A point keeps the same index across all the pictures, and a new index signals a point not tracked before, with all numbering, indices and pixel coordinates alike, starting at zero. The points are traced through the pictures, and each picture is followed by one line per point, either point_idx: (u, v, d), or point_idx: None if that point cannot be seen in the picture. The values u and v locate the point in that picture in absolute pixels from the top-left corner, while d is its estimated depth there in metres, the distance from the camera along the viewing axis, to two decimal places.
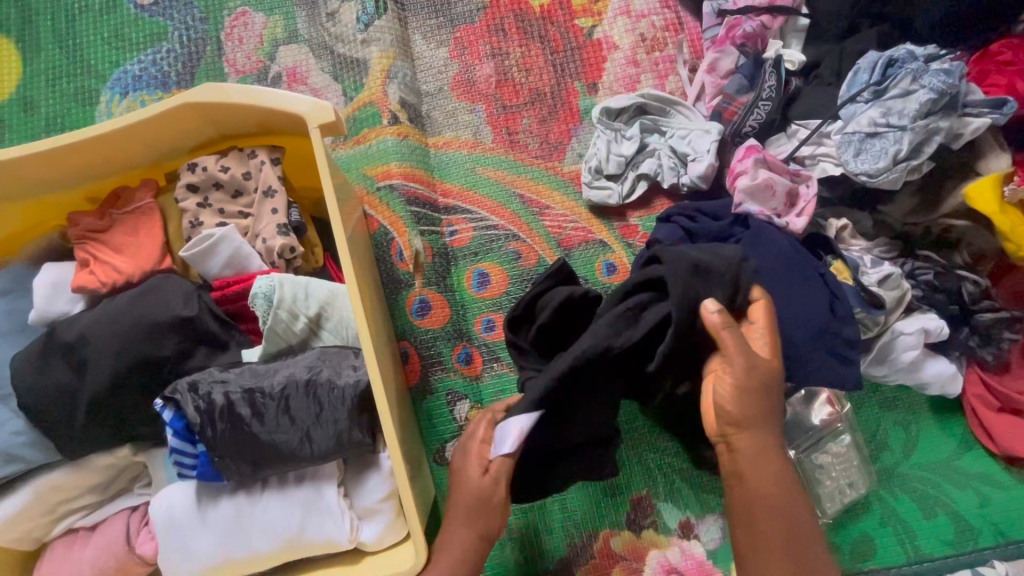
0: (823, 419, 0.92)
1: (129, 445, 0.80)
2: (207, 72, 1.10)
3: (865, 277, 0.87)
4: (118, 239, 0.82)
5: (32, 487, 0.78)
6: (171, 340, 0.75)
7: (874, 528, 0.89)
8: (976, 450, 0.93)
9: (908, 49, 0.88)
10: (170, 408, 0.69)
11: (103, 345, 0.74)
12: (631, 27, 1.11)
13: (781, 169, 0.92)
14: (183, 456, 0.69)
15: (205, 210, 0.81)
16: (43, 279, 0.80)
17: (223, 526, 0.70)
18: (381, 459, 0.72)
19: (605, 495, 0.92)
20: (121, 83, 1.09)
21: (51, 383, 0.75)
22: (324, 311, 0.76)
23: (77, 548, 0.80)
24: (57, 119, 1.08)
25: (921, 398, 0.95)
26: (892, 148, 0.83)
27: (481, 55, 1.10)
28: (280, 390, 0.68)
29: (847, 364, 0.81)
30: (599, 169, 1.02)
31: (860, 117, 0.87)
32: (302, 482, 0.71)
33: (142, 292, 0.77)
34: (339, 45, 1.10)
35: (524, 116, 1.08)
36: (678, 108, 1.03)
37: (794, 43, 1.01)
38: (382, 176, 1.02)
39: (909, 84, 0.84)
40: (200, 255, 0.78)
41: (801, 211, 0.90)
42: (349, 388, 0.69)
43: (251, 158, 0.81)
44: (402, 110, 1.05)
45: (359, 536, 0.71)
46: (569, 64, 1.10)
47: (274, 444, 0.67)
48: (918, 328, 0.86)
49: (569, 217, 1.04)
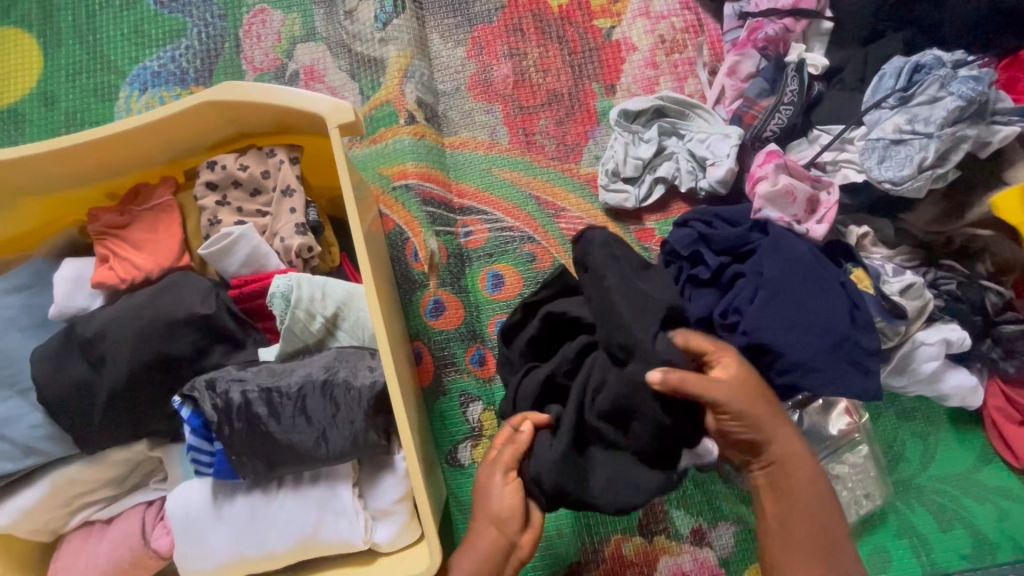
0: (842, 429, 0.90)
1: (146, 441, 0.80)
2: (225, 69, 1.10)
3: (886, 286, 0.85)
4: (137, 235, 0.82)
5: (49, 480, 0.79)
6: (189, 337, 0.76)
7: (889, 539, 0.88)
8: (996, 463, 0.91)
9: (936, 54, 0.86)
10: (188, 405, 0.69)
11: (122, 341, 0.75)
12: (651, 28, 1.10)
13: (801, 175, 0.91)
14: (201, 453, 0.69)
15: (223, 208, 0.81)
16: (63, 274, 0.81)
17: (238, 524, 0.70)
18: (396, 460, 0.72)
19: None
20: (141, 79, 1.10)
21: (70, 377, 0.76)
22: (341, 311, 0.76)
23: (92, 540, 0.81)
24: (77, 114, 1.08)
25: (939, 408, 0.94)
26: (918, 155, 0.82)
27: (498, 55, 1.09)
28: (297, 390, 0.68)
29: (867, 375, 0.80)
30: (616, 172, 1.01)
31: (885, 123, 0.86)
32: (317, 481, 0.71)
33: (162, 289, 0.77)
34: (356, 44, 1.10)
35: (542, 117, 1.07)
36: (698, 110, 1.02)
37: (816, 46, 1.00)
38: (397, 176, 1.02)
39: (936, 91, 0.83)
40: (219, 253, 0.78)
41: (821, 218, 0.89)
42: (366, 389, 0.69)
43: (270, 157, 0.81)
44: (419, 109, 1.05)
45: (373, 536, 0.71)
46: (587, 65, 1.09)
47: (290, 444, 0.67)
48: (939, 339, 0.85)
49: (584, 219, 1.03)
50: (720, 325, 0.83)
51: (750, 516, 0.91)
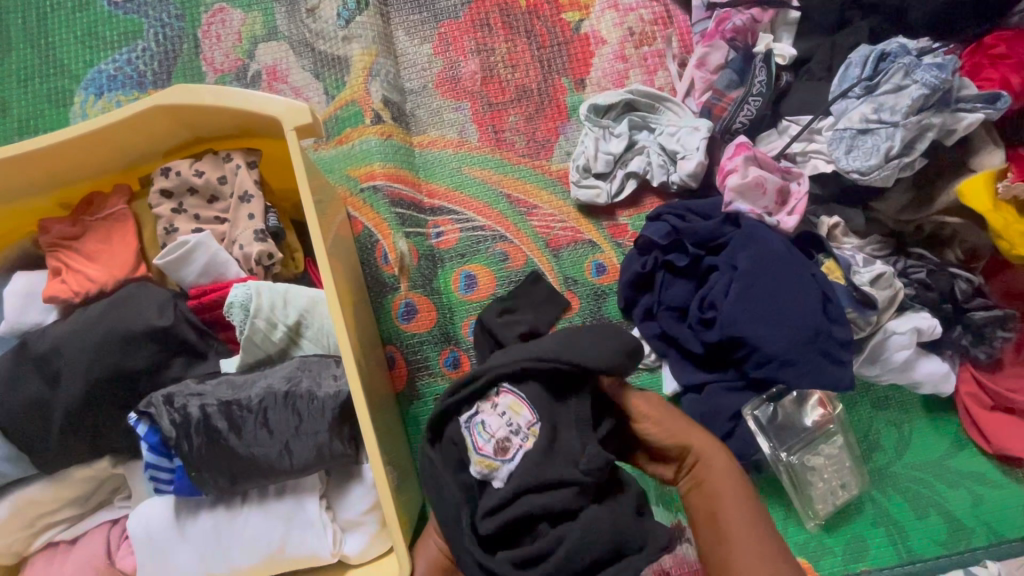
0: (816, 420, 0.90)
1: (109, 457, 0.78)
2: (184, 71, 1.07)
3: (857, 277, 0.85)
4: (91, 247, 0.79)
5: (10, 501, 0.77)
6: (146, 350, 0.73)
7: (865, 527, 0.88)
8: (970, 449, 0.92)
9: (901, 42, 0.85)
10: (145, 422, 0.66)
11: (77, 357, 0.72)
12: (619, 21, 1.08)
13: (771, 167, 0.90)
14: (159, 471, 0.67)
15: (180, 216, 0.78)
16: (14, 288, 0.78)
17: (203, 541, 0.68)
18: (363, 470, 0.71)
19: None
20: (96, 83, 1.06)
21: (24, 397, 0.73)
22: (304, 318, 0.74)
23: (57, 562, 0.79)
24: (30, 121, 1.05)
25: (913, 396, 0.94)
26: (884, 144, 0.81)
27: (465, 51, 1.07)
28: (259, 403, 0.66)
29: (840, 366, 0.81)
30: (587, 168, 1.00)
31: (852, 113, 0.85)
32: (283, 495, 0.69)
33: (116, 302, 0.74)
34: (319, 42, 1.07)
35: (511, 113, 1.05)
36: (668, 104, 1.01)
37: (784, 36, 0.99)
38: (365, 177, 1.00)
39: (901, 79, 0.82)
40: (175, 263, 0.75)
41: (792, 209, 0.88)
42: (329, 399, 0.67)
43: (226, 162, 0.78)
44: (385, 109, 1.03)
45: (342, 548, 0.69)
46: (556, 60, 1.07)
47: (253, 458, 0.66)
48: (910, 327, 0.85)
49: (557, 216, 1.02)
50: (698, 318, 0.87)
51: None
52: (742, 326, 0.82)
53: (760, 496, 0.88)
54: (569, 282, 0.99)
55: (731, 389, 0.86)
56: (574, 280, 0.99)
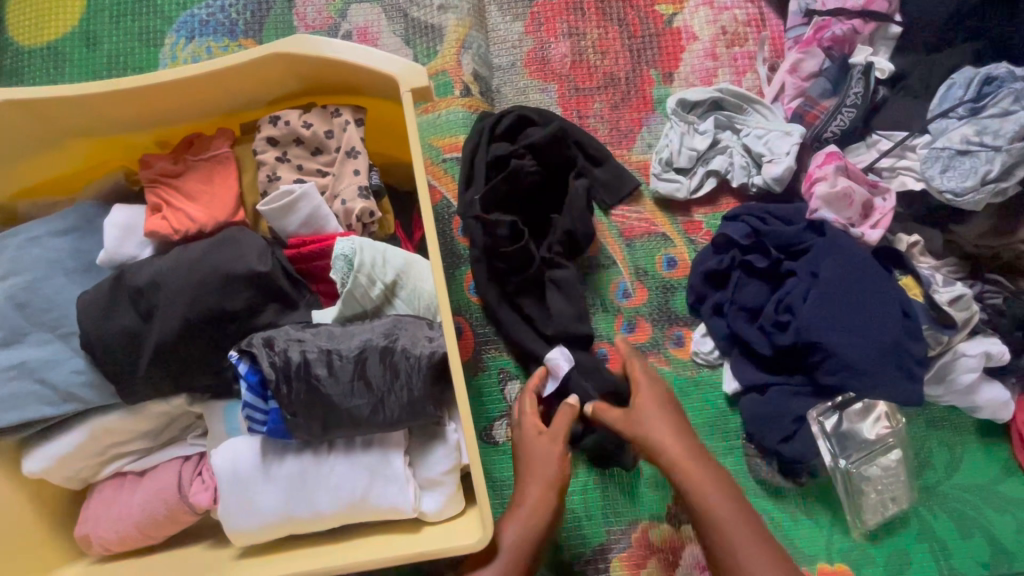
0: (877, 434, 0.91)
1: (186, 396, 0.79)
2: (276, 24, 1.07)
3: (937, 295, 0.86)
4: (191, 186, 0.80)
5: (87, 427, 0.79)
6: (244, 294, 0.74)
7: (910, 540, 0.90)
8: (1018, 475, 0.93)
9: (1009, 67, 0.86)
10: (246, 361, 0.68)
11: (176, 293, 0.73)
12: (712, 18, 1.08)
13: (859, 180, 0.91)
14: (256, 411, 0.68)
15: (282, 165, 0.79)
16: (112, 221, 0.78)
17: (289, 484, 0.70)
18: (447, 432, 0.72)
19: (651, 474, 0.92)
20: (188, 27, 1.06)
21: (117, 326, 0.74)
22: (400, 279, 0.75)
23: (126, 490, 0.81)
24: (119, 57, 1.05)
25: (967, 418, 0.95)
26: (983, 167, 0.82)
27: (557, 32, 1.07)
28: (357, 354, 0.68)
29: (912, 381, 0.82)
30: (670, 161, 1.00)
31: (953, 133, 0.86)
32: (369, 447, 0.70)
33: (217, 243, 0.76)
34: (413, 9, 1.07)
35: (596, 100, 1.05)
36: (757, 105, 1.01)
37: (882, 49, 0.99)
38: (449, 148, 1.01)
39: (1009, 104, 0.83)
40: (278, 211, 0.76)
41: (875, 222, 0.90)
42: (424, 358, 0.68)
43: (335, 117, 0.79)
44: (474, 82, 1.04)
45: (421, 505, 0.71)
46: (647, 50, 1.07)
47: (348, 407, 0.67)
48: (980, 351, 0.86)
49: (634, 207, 1.02)
50: (773, 320, 0.88)
51: (773, 512, 0.89)
52: (820, 332, 0.84)
53: (812, 500, 0.90)
54: (639, 271, 0.99)
55: (797, 394, 0.88)
56: (649, 270, 0.99)
